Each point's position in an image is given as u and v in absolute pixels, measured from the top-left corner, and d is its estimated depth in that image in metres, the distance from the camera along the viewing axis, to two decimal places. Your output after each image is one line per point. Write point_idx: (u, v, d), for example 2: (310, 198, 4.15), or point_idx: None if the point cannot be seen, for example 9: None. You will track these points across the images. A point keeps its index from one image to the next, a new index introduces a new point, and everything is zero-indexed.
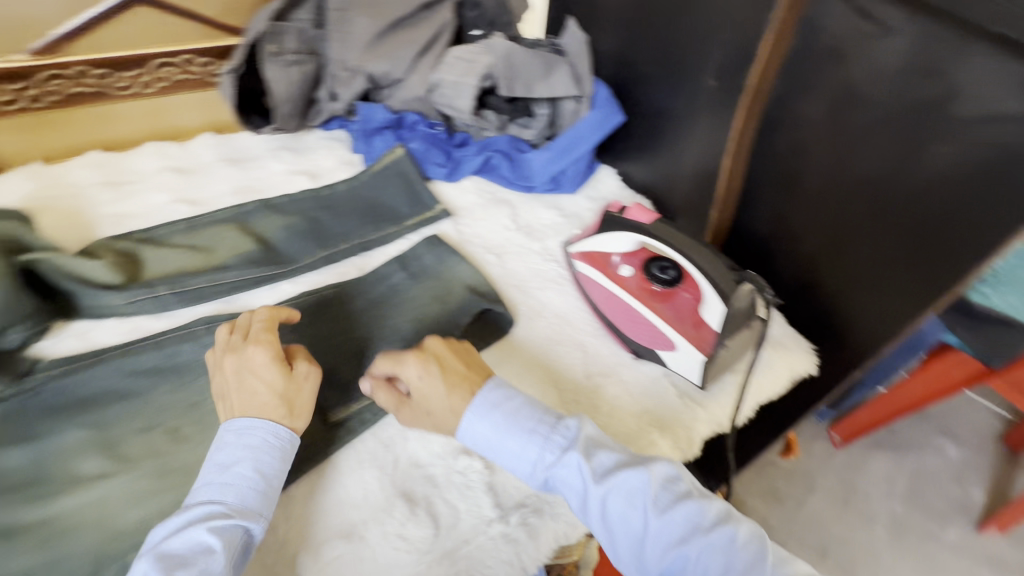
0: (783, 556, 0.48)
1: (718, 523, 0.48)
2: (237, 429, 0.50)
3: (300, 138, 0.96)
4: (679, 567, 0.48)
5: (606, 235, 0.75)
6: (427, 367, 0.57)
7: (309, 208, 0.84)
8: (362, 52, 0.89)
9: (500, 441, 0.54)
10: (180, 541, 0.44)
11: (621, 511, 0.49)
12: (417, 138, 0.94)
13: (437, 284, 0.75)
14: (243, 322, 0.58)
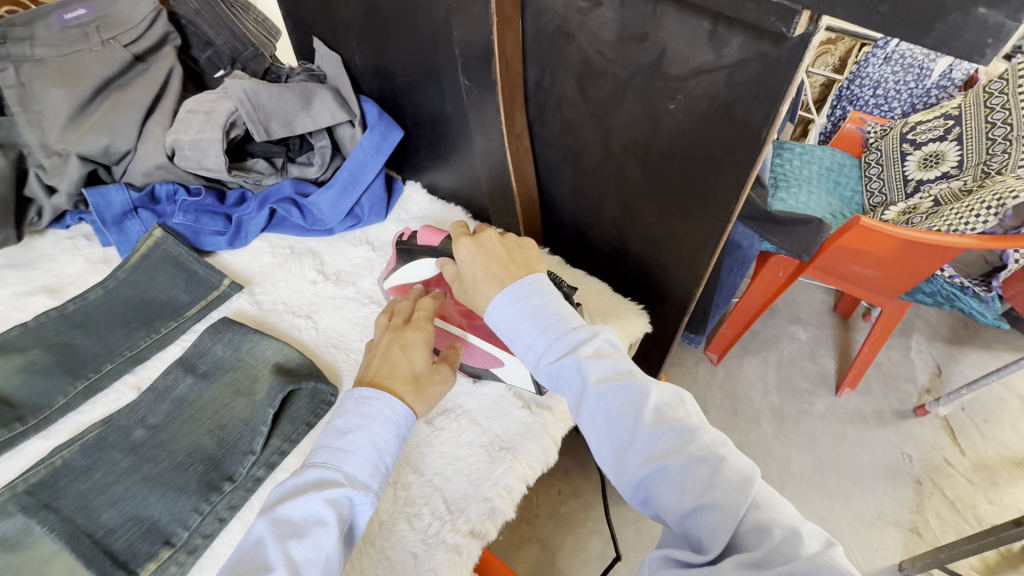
0: (768, 495, 0.43)
1: (707, 447, 0.45)
2: (358, 398, 0.54)
3: (28, 248, 0.78)
4: (656, 479, 0.45)
5: (405, 268, 0.71)
6: (471, 248, 0.60)
7: (53, 333, 0.69)
8: (65, 129, 0.75)
9: (512, 330, 0.55)
10: (298, 509, 0.47)
11: (610, 413, 0.48)
12: (178, 210, 0.81)
13: (236, 375, 0.65)
14: (402, 308, 0.63)
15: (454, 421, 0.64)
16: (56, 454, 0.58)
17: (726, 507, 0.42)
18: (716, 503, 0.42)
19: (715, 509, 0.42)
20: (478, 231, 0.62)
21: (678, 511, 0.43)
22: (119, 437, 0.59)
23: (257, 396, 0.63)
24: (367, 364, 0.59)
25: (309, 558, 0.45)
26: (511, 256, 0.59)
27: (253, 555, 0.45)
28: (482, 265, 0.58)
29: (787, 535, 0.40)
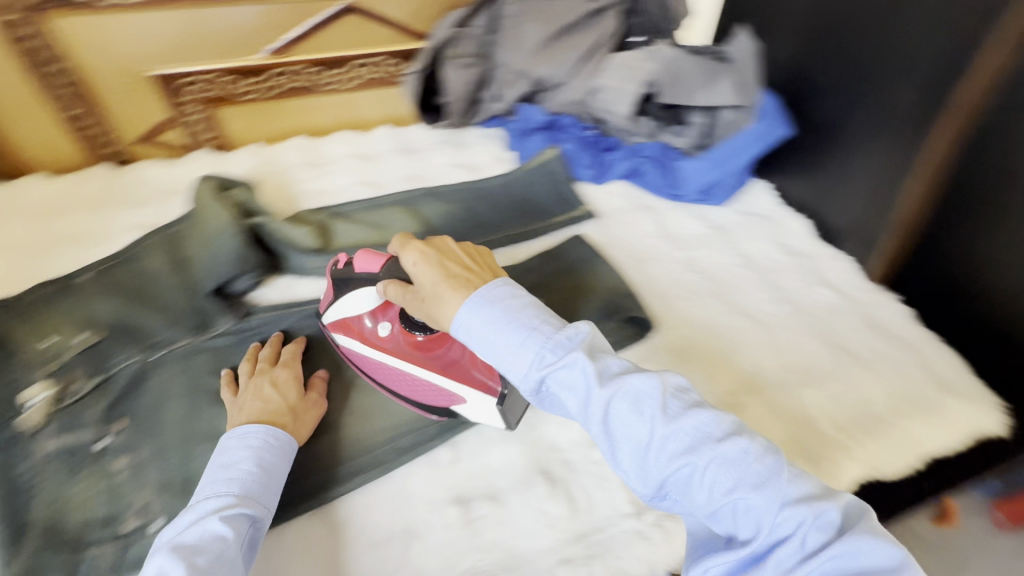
0: (797, 474, 0.41)
1: (733, 433, 0.42)
2: (241, 433, 0.53)
3: (460, 134, 1.04)
4: (686, 477, 0.41)
5: (342, 298, 0.62)
6: (425, 255, 0.53)
7: (468, 198, 0.92)
8: (531, 55, 0.95)
9: (494, 340, 0.47)
10: (194, 533, 0.44)
11: (625, 417, 0.43)
12: (570, 140, 0.99)
13: (577, 281, 0.80)
14: (267, 353, 0.65)
15: (753, 405, 0.66)
16: None
17: (761, 499, 0.39)
18: (753, 492, 0.39)
19: (750, 502, 0.39)
20: (427, 241, 0.55)
21: (712, 507, 0.41)
22: None
23: (591, 306, 0.77)
24: (237, 409, 0.57)
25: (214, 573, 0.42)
26: (470, 265, 0.53)
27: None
28: (440, 270, 0.52)
29: (831, 517, 0.38)
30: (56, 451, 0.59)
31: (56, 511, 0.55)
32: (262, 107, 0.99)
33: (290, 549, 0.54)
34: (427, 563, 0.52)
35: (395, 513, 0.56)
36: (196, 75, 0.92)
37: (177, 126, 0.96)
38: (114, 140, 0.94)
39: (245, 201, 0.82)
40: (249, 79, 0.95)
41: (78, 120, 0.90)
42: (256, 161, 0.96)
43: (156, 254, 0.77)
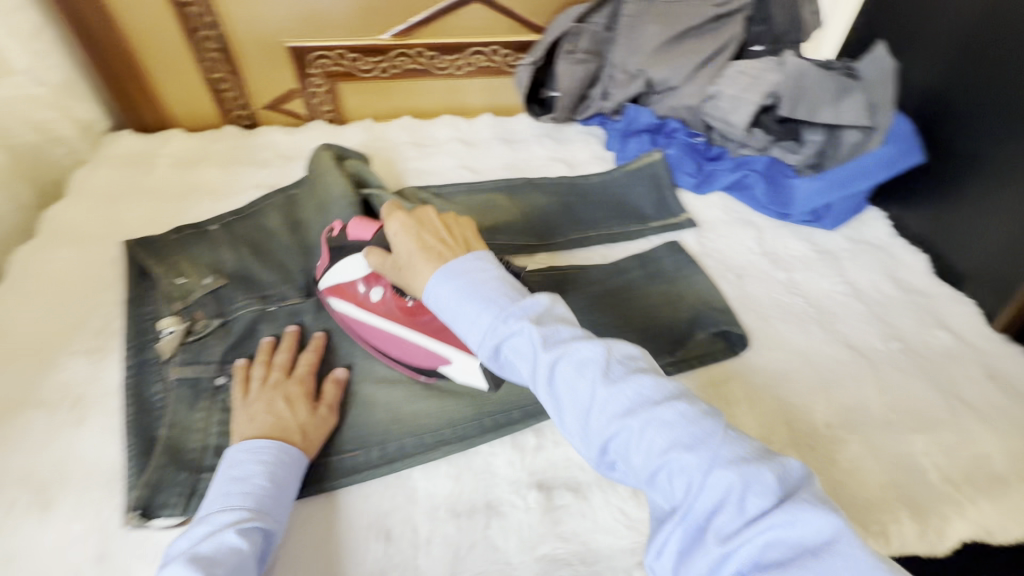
0: (732, 437, 0.39)
1: (673, 398, 0.41)
2: (253, 447, 0.53)
3: (562, 130, 1.05)
4: (626, 444, 0.40)
5: (340, 261, 0.68)
6: (405, 226, 0.56)
7: (565, 193, 0.92)
8: (648, 57, 0.94)
9: (459, 307, 0.48)
10: (212, 544, 0.44)
11: (568, 379, 0.43)
12: (675, 145, 0.97)
13: (671, 288, 0.79)
14: (281, 360, 0.63)
15: (854, 443, 0.63)
16: (551, 271, 0.81)
17: (693, 461, 0.38)
18: (688, 454, 0.38)
19: (683, 464, 0.38)
20: (412, 213, 0.58)
21: (649, 472, 0.39)
22: (586, 283, 0.79)
23: (685, 316, 0.75)
24: (247, 419, 0.56)
25: None
26: (447, 237, 0.54)
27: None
28: (417, 241, 0.54)
29: (767, 480, 0.36)
30: (181, 379, 0.63)
31: (181, 435, 0.59)
32: (379, 86, 1.04)
33: (379, 504, 0.56)
34: (508, 541, 0.53)
35: (479, 487, 0.57)
36: (324, 51, 0.98)
37: (300, 97, 1.03)
38: (245, 105, 1.02)
39: (358, 171, 0.85)
40: (373, 58, 1.00)
41: (219, 84, 0.98)
42: (368, 136, 1.01)
43: (274, 215, 0.83)
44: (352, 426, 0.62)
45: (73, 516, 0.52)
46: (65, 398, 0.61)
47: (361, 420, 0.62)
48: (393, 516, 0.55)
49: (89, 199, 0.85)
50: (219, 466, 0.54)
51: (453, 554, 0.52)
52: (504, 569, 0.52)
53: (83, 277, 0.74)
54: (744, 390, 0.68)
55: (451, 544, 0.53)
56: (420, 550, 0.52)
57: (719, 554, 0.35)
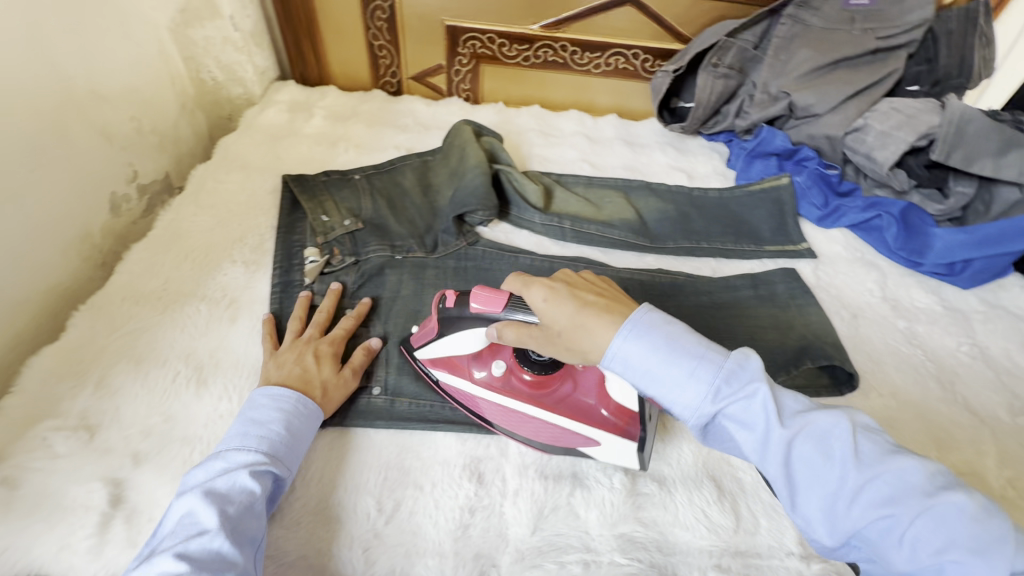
0: (1012, 533, 0.36)
1: (939, 485, 0.38)
2: (273, 395, 0.55)
3: (685, 141, 1.05)
4: (882, 532, 0.38)
5: (448, 335, 0.60)
6: (555, 291, 0.51)
7: (682, 202, 0.93)
8: (795, 80, 0.93)
9: (670, 375, 0.46)
10: (226, 482, 0.46)
11: (810, 459, 0.42)
12: (805, 173, 0.94)
13: (780, 313, 0.77)
14: (316, 322, 0.66)
15: None
16: (658, 273, 0.82)
17: (976, 562, 0.35)
18: (967, 553, 0.35)
19: (963, 565, 0.35)
20: (553, 277, 0.53)
21: (911, 565, 0.37)
22: (692, 292, 0.80)
23: (792, 344, 0.73)
24: (274, 366, 0.60)
25: (239, 526, 0.44)
26: (602, 296, 0.51)
27: (183, 530, 0.43)
28: (575, 302, 0.50)
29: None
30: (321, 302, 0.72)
31: None
32: (518, 73, 1.10)
33: (474, 449, 0.60)
34: (589, 513, 0.55)
35: (567, 458, 0.60)
36: (477, 34, 1.04)
37: (444, 73, 1.10)
38: (395, 73, 1.11)
39: (492, 148, 0.91)
40: (520, 46, 1.05)
41: (378, 50, 1.08)
42: (499, 118, 1.07)
43: (409, 175, 0.90)
44: None
45: (221, 396, 0.60)
46: (223, 297, 0.71)
47: None
48: (486, 463, 0.59)
49: (255, 134, 0.96)
50: (239, 406, 0.56)
51: (537, 510, 0.55)
52: (582, 536, 0.54)
53: (245, 200, 0.84)
54: None
55: (536, 501, 0.56)
56: (508, 500, 0.56)
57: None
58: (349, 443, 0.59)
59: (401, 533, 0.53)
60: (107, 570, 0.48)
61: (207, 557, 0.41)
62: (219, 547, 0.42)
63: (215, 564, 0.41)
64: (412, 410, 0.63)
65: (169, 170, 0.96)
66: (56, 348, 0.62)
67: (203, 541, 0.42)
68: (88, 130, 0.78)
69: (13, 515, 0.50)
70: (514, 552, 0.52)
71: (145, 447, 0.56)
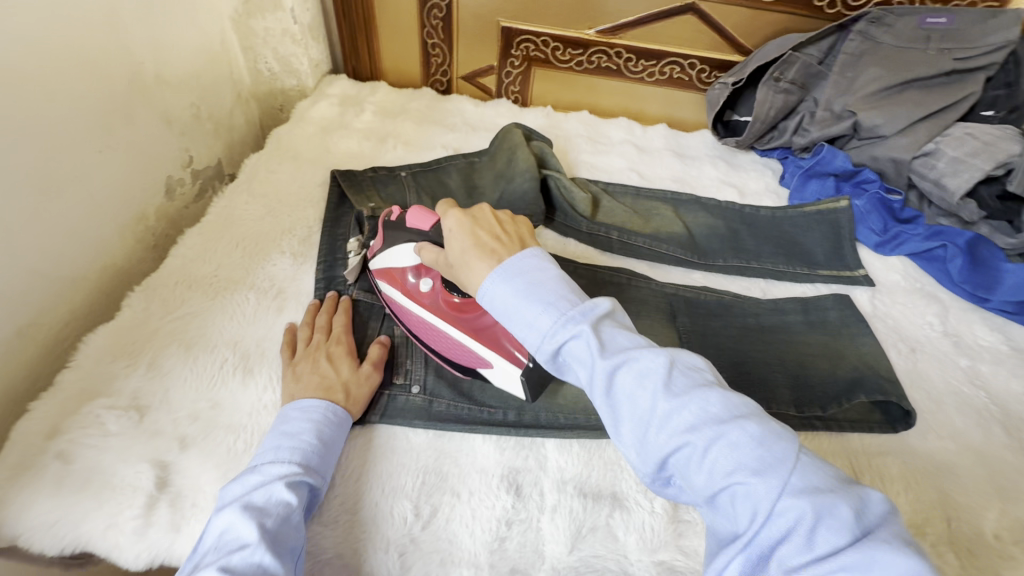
0: (807, 465, 0.36)
1: (741, 416, 0.38)
2: (303, 406, 0.55)
3: (737, 156, 1.02)
4: (684, 459, 0.38)
5: (391, 246, 0.66)
6: (461, 223, 0.53)
7: (733, 219, 0.90)
8: (863, 99, 0.90)
9: (515, 307, 0.45)
10: (263, 495, 0.46)
11: (629, 391, 0.40)
12: (865, 197, 0.89)
13: (832, 341, 0.74)
14: (320, 325, 0.65)
15: None
16: (705, 291, 0.79)
17: (763, 488, 0.35)
18: (755, 479, 0.35)
19: (752, 490, 0.35)
20: (468, 209, 0.55)
21: (711, 493, 0.37)
22: (740, 312, 0.77)
23: (844, 375, 0.70)
24: (293, 380, 0.59)
25: (279, 536, 0.44)
26: (502, 231, 0.52)
27: (224, 545, 0.43)
28: (471, 237, 0.52)
29: (847, 516, 0.33)
30: (359, 300, 0.71)
31: (360, 341, 0.67)
32: (570, 77, 1.08)
33: (512, 459, 0.59)
34: (628, 536, 0.54)
35: (607, 476, 0.58)
36: (531, 37, 1.03)
37: (495, 75, 1.10)
38: (446, 72, 1.11)
39: (542, 152, 0.90)
40: (573, 51, 1.04)
41: (431, 49, 1.08)
42: (547, 123, 1.06)
43: (455, 175, 0.90)
44: None
45: (265, 385, 0.61)
46: (271, 287, 0.71)
47: None
48: (524, 475, 0.57)
49: (306, 126, 0.97)
50: (273, 422, 0.56)
51: (574, 529, 0.54)
52: (620, 560, 0.52)
53: (294, 190, 0.85)
54: (901, 469, 0.62)
55: (574, 519, 0.54)
56: (546, 516, 0.54)
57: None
58: (386, 443, 0.59)
59: (436, 540, 0.52)
60: (150, 551, 0.50)
61: (249, 570, 0.40)
62: (261, 559, 0.41)
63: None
64: (450, 414, 0.62)
65: (221, 157, 0.98)
66: (112, 327, 0.64)
67: (244, 554, 0.42)
68: (151, 115, 0.80)
69: (65, 489, 0.51)
70: (550, 570, 0.52)
71: (191, 431, 0.57)
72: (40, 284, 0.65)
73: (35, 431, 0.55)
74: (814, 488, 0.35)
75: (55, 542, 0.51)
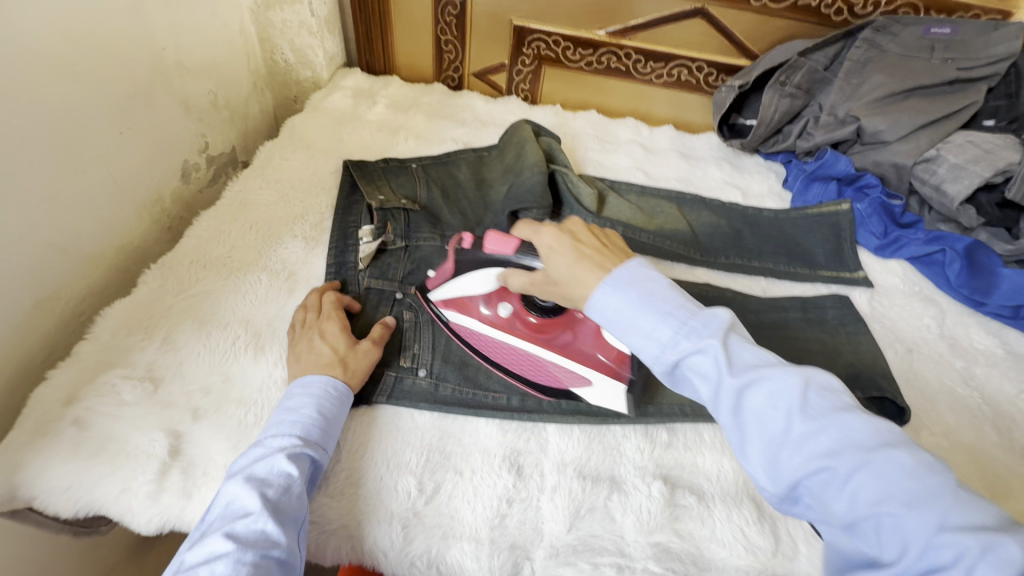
0: (968, 502, 0.34)
1: (887, 444, 0.37)
2: (305, 383, 0.56)
3: (742, 159, 1.04)
4: (821, 483, 0.37)
5: (463, 276, 0.67)
6: (561, 240, 0.55)
7: (735, 219, 0.92)
8: (866, 105, 0.92)
9: (636, 321, 0.47)
10: (265, 467, 0.48)
11: (760, 409, 0.41)
12: (865, 201, 0.91)
13: (830, 339, 0.75)
14: (312, 304, 0.66)
15: None
16: (707, 287, 0.81)
17: (915, 520, 0.34)
18: (903, 509, 0.34)
19: (901, 521, 0.34)
20: (561, 225, 0.57)
21: (850, 519, 0.36)
22: (740, 309, 0.79)
23: (841, 371, 0.71)
24: (293, 360, 0.60)
25: (280, 505, 0.46)
26: (604, 244, 0.54)
27: (228, 513, 0.44)
28: (575, 254, 0.53)
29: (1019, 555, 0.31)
30: (370, 288, 0.73)
31: (363, 326, 0.68)
32: (579, 77, 1.10)
33: (514, 441, 0.60)
34: (625, 518, 0.55)
35: (606, 461, 0.59)
36: (543, 36, 1.05)
37: (505, 72, 1.12)
38: (458, 69, 1.13)
39: (548, 148, 0.92)
40: (584, 51, 1.06)
41: (444, 45, 1.10)
42: (556, 121, 1.08)
43: (464, 168, 0.92)
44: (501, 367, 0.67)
45: (276, 362, 0.63)
46: (283, 269, 0.73)
47: None
48: (525, 456, 0.59)
49: (320, 116, 0.99)
50: (280, 399, 0.58)
51: (573, 509, 0.55)
52: (617, 540, 0.54)
53: (308, 178, 0.87)
54: None
55: (573, 500, 0.56)
56: (544, 496, 0.56)
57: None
58: (391, 422, 0.60)
59: (439, 515, 0.54)
60: (161, 516, 0.52)
61: (253, 537, 0.43)
62: (264, 528, 0.43)
63: (261, 544, 0.42)
64: (455, 397, 0.63)
65: (236, 144, 1.00)
66: (128, 301, 0.66)
67: (247, 522, 0.43)
68: (172, 100, 0.82)
69: (80, 454, 0.53)
70: (548, 547, 0.53)
71: (204, 403, 0.58)
72: (59, 258, 0.67)
73: (52, 398, 0.57)
74: (976, 523, 0.33)
75: (68, 505, 0.52)
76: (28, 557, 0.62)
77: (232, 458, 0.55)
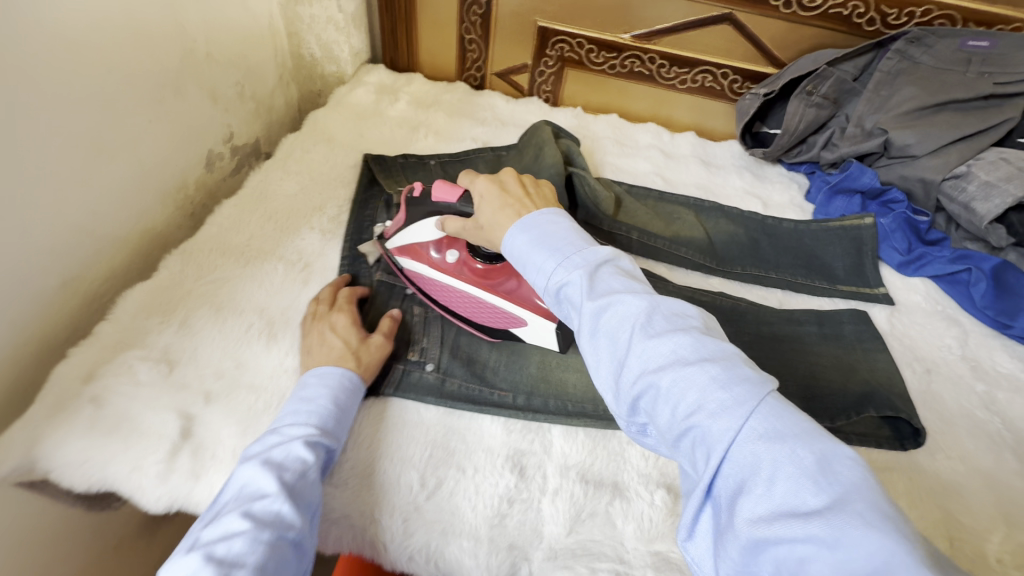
0: (775, 410, 0.37)
1: (711, 360, 0.40)
2: (320, 373, 0.57)
3: (763, 168, 1.03)
4: (652, 397, 0.41)
5: (416, 221, 0.69)
6: (490, 188, 0.60)
7: (754, 229, 0.90)
8: (895, 117, 0.90)
9: (530, 256, 0.52)
10: (282, 452, 0.48)
11: (610, 331, 0.44)
12: (891, 216, 0.88)
13: (845, 354, 0.74)
14: (325, 296, 0.67)
15: None
16: (721, 296, 0.80)
17: (718, 428, 0.37)
18: (712, 420, 0.38)
19: (709, 431, 0.37)
20: (495, 175, 0.61)
21: (675, 433, 0.40)
22: (754, 319, 0.77)
23: (856, 390, 0.69)
24: (303, 353, 0.61)
25: (297, 488, 0.46)
26: (528, 191, 0.59)
27: (245, 495, 0.45)
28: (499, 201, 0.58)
29: (803, 462, 0.34)
30: (382, 282, 0.73)
31: (373, 318, 0.69)
32: (601, 80, 1.10)
33: (518, 442, 0.60)
34: (626, 525, 0.55)
35: (610, 466, 0.59)
36: (567, 37, 1.05)
37: (528, 73, 1.12)
38: (481, 68, 1.14)
39: (568, 150, 0.91)
40: (607, 54, 1.06)
41: (468, 44, 1.11)
42: (577, 123, 1.07)
43: (481, 167, 0.92)
44: (509, 366, 0.67)
45: (287, 351, 0.64)
46: (298, 260, 0.74)
47: (520, 367, 0.67)
48: (528, 457, 0.59)
49: (344, 110, 1.01)
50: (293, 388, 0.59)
51: (574, 513, 0.55)
52: (616, 547, 0.53)
53: (327, 170, 0.88)
54: (908, 487, 0.62)
55: (575, 503, 0.55)
56: (545, 497, 0.56)
57: (745, 537, 0.34)
58: (397, 416, 0.60)
59: (440, 511, 0.54)
60: (169, 496, 0.54)
61: (270, 518, 0.43)
62: (280, 509, 0.44)
63: (277, 525, 0.43)
64: (462, 393, 0.63)
65: (260, 135, 1.02)
66: (148, 285, 0.67)
67: (265, 503, 0.44)
68: (199, 89, 0.84)
69: (96, 431, 0.54)
70: (548, 549, 0.53)
71: (216, 387, 0.59)
72: (86, 241, 0.69)
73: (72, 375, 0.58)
74: (775, 433, 0.36)
75: (83, 480, 0.54)
76: (44, 527, 0.64)
77: (240, 443, 0.56)
